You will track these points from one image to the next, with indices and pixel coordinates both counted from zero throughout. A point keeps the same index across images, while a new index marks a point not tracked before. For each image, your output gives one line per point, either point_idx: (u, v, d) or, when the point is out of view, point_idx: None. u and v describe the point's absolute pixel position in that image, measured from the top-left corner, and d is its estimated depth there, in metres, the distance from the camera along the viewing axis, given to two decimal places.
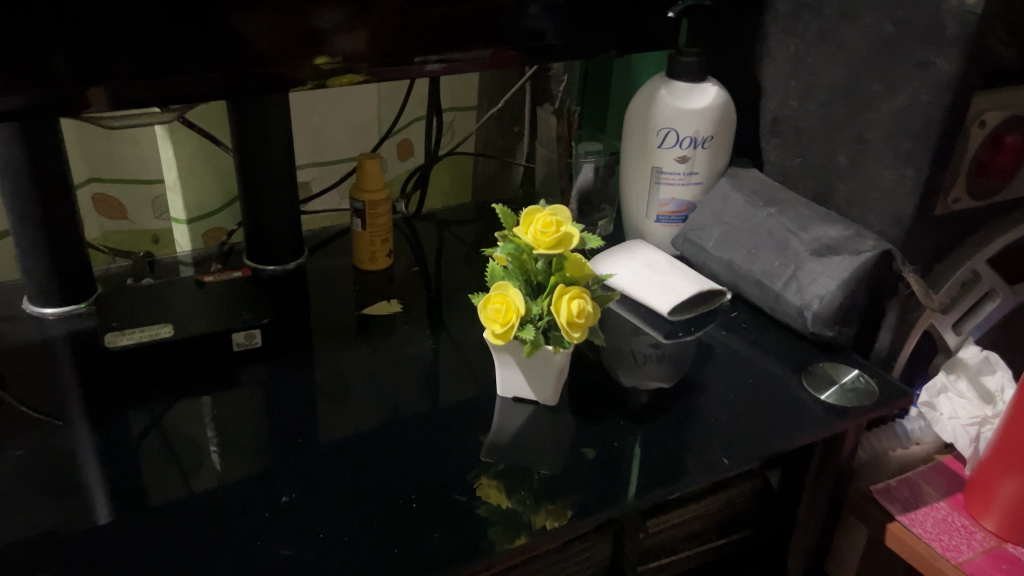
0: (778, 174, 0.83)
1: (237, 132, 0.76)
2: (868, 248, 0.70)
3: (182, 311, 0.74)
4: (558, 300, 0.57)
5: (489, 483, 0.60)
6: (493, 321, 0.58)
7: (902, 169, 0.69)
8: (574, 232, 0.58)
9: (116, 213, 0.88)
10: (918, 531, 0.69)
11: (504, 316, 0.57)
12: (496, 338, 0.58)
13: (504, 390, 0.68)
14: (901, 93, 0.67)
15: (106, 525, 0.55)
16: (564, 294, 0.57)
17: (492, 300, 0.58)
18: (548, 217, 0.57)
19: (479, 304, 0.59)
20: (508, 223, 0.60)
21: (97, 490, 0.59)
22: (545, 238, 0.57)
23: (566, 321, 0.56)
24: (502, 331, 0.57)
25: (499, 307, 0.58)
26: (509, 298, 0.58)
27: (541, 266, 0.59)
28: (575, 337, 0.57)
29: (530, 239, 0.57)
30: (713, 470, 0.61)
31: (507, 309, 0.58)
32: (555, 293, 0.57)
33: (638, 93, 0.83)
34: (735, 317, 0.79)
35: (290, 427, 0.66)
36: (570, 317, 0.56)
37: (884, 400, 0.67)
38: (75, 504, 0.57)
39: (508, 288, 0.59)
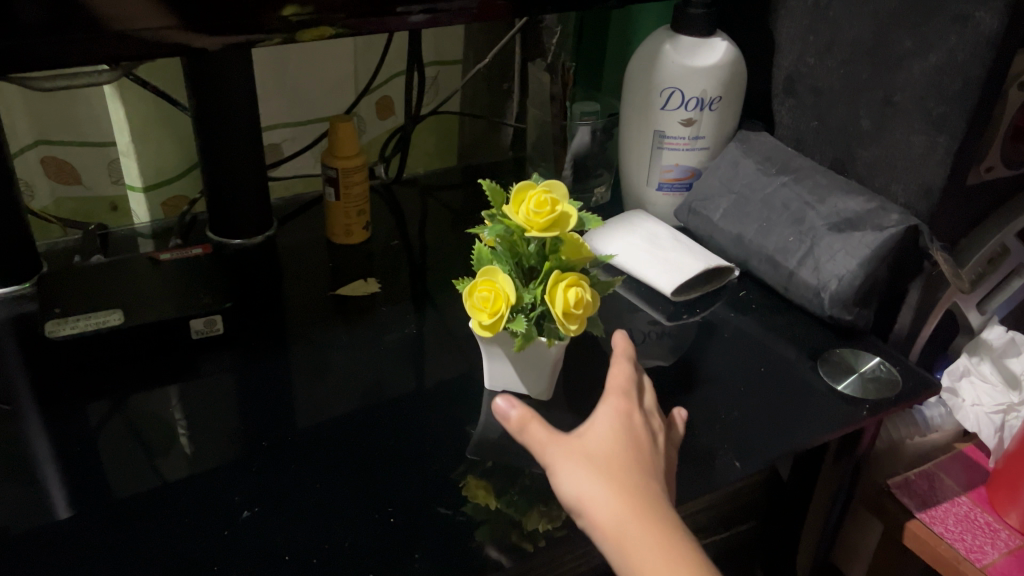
0: (791, 137, 0.76)
1: (196, 92, 0.69)
2: (893, 223, 0.64)
3: (137, 294, 0.68)
4: (553, 288, 0.51)
5: (477, 483, 0.54)
6: (480, 311, 0.52)
7: (933, 135, 0.62)
8: (571, 212, 0.51)
9: (68, 178, 0.80)
10: (938, 530, 0.64)
11: (492, 305, 0.51)
12: (483, 330, 0.52)
13: (491, 382, 0.62)
14: (935, 52, 0.60)
15: (65, 521, 0.50)
16: (559, 281, 0.51)
17: (478, 287, 0.52)
18: (543, 195, 0.50)
19: (464, 291, 0.52)
20: (496, 201, 0.54)
21: (53, 482, 0.53)
22: (538, 219, 0.50)
23: (562, 312, 0.50)
24: (490, 322, 0.51)
25: (486, 295, 0.51)
26: (498, 285, 0.51)
27: (533, 249, 0.52)
28: (572, 330, 0.51)
29: (521, 220, 0.51)
30: (725, 473, 0.55)
31: (495, 298, 0.51)
32: (550, 280, 0.51)
33: (640, 48, 0.75)
34: (743, 297, 0.73)
35: (256, 421, 0.59)
36: (567, 307, 0.50)
37: (908, 392, 0.62)
38: (26, 502, 0.52)
39: (496, 274, 0.52)
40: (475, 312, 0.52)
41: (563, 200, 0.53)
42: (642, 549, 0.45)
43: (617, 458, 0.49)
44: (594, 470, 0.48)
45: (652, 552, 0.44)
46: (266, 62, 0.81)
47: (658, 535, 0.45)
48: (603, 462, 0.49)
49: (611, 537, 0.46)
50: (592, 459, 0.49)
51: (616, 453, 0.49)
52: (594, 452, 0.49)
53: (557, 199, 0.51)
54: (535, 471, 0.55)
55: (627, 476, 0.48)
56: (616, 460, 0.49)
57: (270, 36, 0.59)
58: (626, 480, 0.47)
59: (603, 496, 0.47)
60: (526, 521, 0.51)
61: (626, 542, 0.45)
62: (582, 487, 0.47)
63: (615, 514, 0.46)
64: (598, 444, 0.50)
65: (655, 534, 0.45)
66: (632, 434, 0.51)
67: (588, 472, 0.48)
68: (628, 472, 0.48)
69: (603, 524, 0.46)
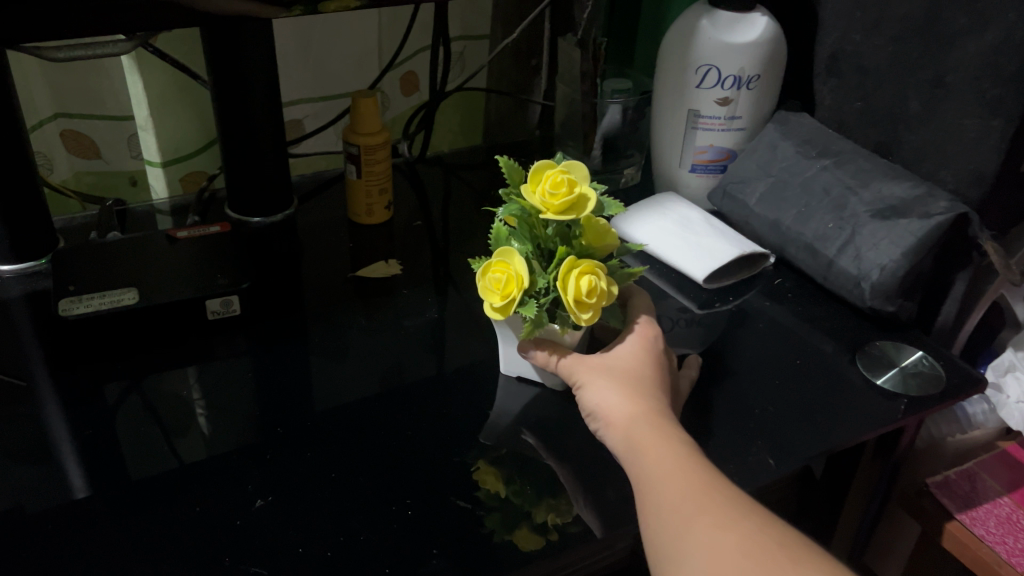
0: (833, 119, 0.73)
1: (217, 65, 0.67)
2: (940, 210, 0.60)
3: (153, 270, 0.65)
4: (565, 275, 0.48)
5: (487, 469, 0.52)
6: (492, 293, 0.49)
7: (988, 118, 0.59)
8: (590, 196, 0.48)
9: (88, 151, 0.78)
10: (979, 532, 0.62)
11: (504, 287, 0.48)
12: (494, 313, 0.49)
13: (507, 369, 0.60)
14: (993, 28, 0.56)
15: (82, 501, 0.49)
16: (573, 268, 0.48)
17: (491, 267, 0.49)
18: (562, 175, 0.48)
19: (477, 270, 0.50)
20: (514, 180, 0.51)
21: (70, 459, 0.52)
22: (555, 201, 0.47)
23: (575, 299, 0.47)
24: (500, 304, 0.48)
25: (498, 276, 0.48)
26: (511, 266, 0.49)
27: (551, 233, 0.50)
28: (584, 319, 0.48)
29: (537, 202, 0.48)
30: (759, 471, 0.53)
31: (508, 280, 0.48)
32: (563, 265, 0.48)
33: (675, 22, 0.72)
34: (779, 285, 0.70)
35: (272, 405, 0.57)
36: (579, 295, 0.47)
37: (953, 389, 0.59)
38: (42, 480, 0.51)
39: (511, 255, 0.49)
40: (486, 294, 0.49)
41: (583, 182, 0.50)
42: (636, 426, 0.48)
43: (632, 368, 0.52)
44: (609, 378, 0.51)
45: (647, 435, 0.47)
46: (287, 34, 0.79)
47: (657, 423, 0.48)
48: (617, 372, 0.52)
49: (616, 428, 0.49)
50: (605, 365, 0.52)
51: (632, 364, 0.52)
52: (610, 363, 0.52)
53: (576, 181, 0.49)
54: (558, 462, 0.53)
55: (639, 383, 0.51)
56: (631, 370, 0.51)
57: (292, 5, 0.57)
58: (636, 385, 0.50)
59: (614, 397, 0.50)
60: (553, 507, 0.50)
61: (629, 429, 0.48)
62: (592, 392, 0.51)
63: (617, 407, 0.49)
64: (614, 356, 0.53)
65: (650, 418, 0.48)
66: (650, 350, 0.53)
67: (604, 381, 0.51)
68: (640, 380, 0.51)
69: (612, 420, 0.49)
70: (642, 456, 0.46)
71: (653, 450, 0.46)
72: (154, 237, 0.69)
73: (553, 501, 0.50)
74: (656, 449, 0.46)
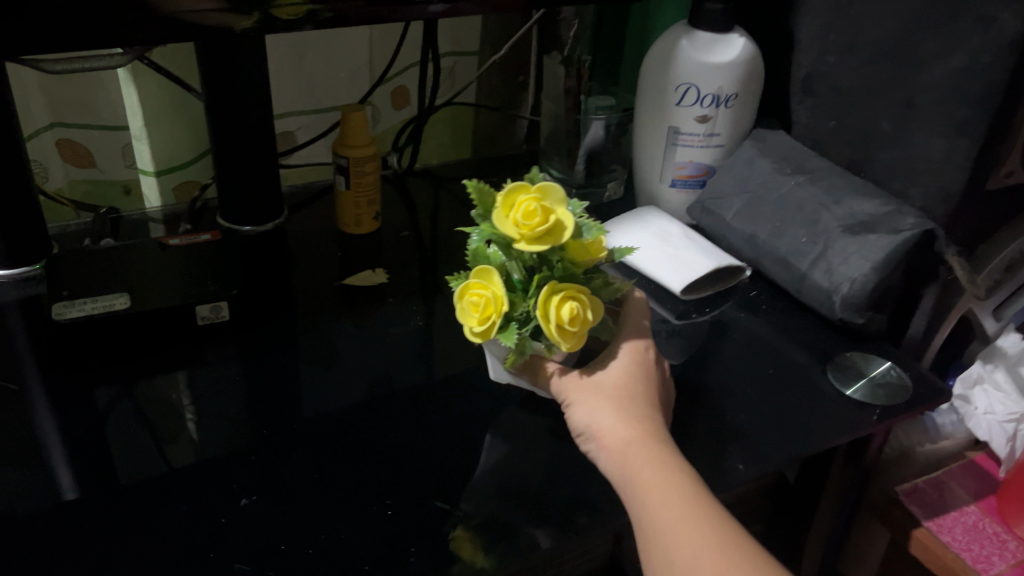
0: (809, 137, 0.75)
1: (211, 78, 0.69)
2: (908, 226, 0.62)
3: (145, 276, 0.67)
4: (546, 303, 0.48)
5: (465, 536, 0.49)
6: (471, 316, 0.49)
7: (954, 139, 0.61)
8: (566, 223, 0.47)
9: (83, 160, 0.80)
10: (946, 539, 0.64)
11: (482, 311, 0.48)
12: (474, 336, 0.49)
13: (498, 375, 0.60)
14: (958, 53, 0.59)
15: (71, 502, 0.51)
16: (553, 295, 0.48)
17: (470, 289, 0.49)
18: (535, 204, 0.46)
19: (455, 293, 0.50)
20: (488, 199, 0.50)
21: (61, 462, 0.54)
22: (528, 231, 0.46)
23: (556, 328, 0.47)
24: (480, 331, 0.48)
25: (476, 300, 0.49)
26: (490, 288, 0.49)
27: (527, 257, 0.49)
28: (567, 347, 0.48)
29: (510, 230, 0.47)
30: (730, 476, 0.54)
31: (486, 303, 0.48)
32: (542, 293, 0.48)
33: (656, 42, 0.74)
34: (754, 297, 0.72)
35: (260, 408, 0.59)
36: (560, 323, 0.47)
37: (919, 398, 0.61)
38: (33, 481, 0.52)
39: (490, 276, 0.49)
40: (465, 317, 0.49)
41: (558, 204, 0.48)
42: (638, 459, 0.47)
43: (626, 388, 0.51)
44: (603, 400, 0.51)
45: (650, 473, 0.46)
46: (281, 48, 0.81)
47: (658, 455, 0.47)
48: (611, 393, 0.51)
49: (613, 455, 0.48)
50: (601, 386, 0.51)
51: (625, 382, 0.52)
52: (604, 381, 0.52)
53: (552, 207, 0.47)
54: (538, 464, 0.55)
55: (635, 407, 0.50)
56: (624, 390, 0.51)
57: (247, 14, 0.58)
58: (633, 409, 0.50)
59: (611, 422, 0.49)
60: (530, 507, 0.52)
61: (628, 460, 0.47)
62: (589, 416, 0.50)
63: (616, 434, 0.49)
64: (608, 373, 0.52)
65: (651, 449, 0.48)
66: (643, 366, 0.53)
67: (599, 404, 0.50)
68: (635, 403, 0.50)
69: (609, 447, 0.49)
70: (646, 496, 0.46)
71: (658, 490, 0.46)
72: (147, 244, 0.71)
73: (530, 502, 0.52)
74: (661, 488, 0.46)
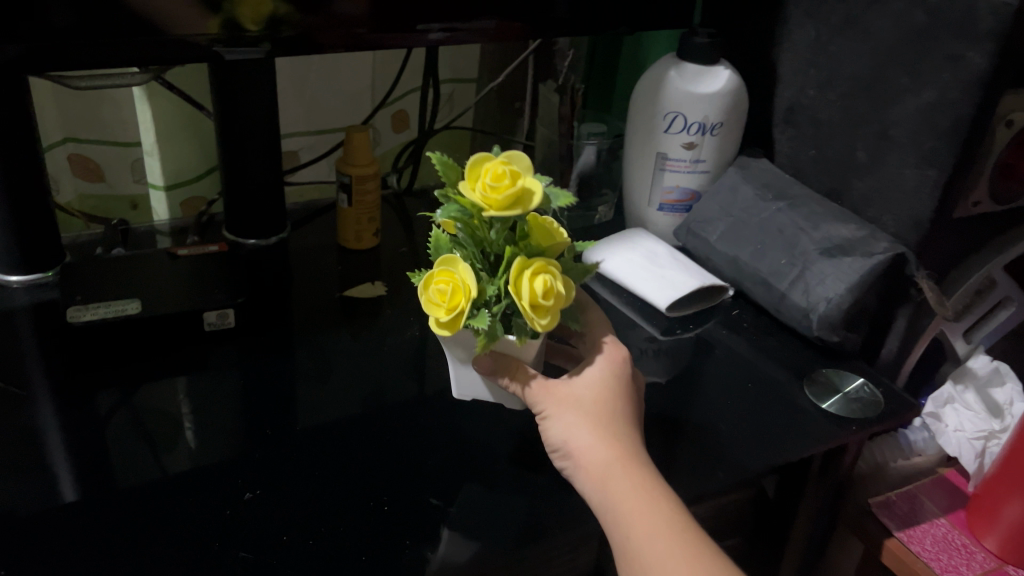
0: (790, 166, 0.79)
1: (222, 98, 0.72)
2: (881, 250, 0.66)
3: (154, 285, 0.70)
4: (519, 278, 0.48)
5: None
6: (438, 306, 0.49)
7: (923, 169, 0.65)
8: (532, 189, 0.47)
9: (93, 174, 0.83)
10: (916, 549, 0.67)
11: (450, 298, 0.48)
12: (443, 327, 0.49)
13: (460, 391, 0.62)
14: (928, 89, 0.63)
15: (73, 503, 0.53)
16: (524, 270, 0.48)
17: (434, 279, 0.49)
18: (502, 170, 0.47)
19: (420, 283, 0.50)
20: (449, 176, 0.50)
21: (64, 465, 0.56)
22: (496, 195, 0.46)
23: (530, 302, 0.48)
24: (448, 318, 0.48)
25: (443, 287, 0.48)
26: (455, 274, 0.49)
27: (495, 234, 0.50)
28: (542, 324, 0.48)
29: (478, 197, 0.47)
30: (709, 482, 0.57)
31: (454, 290, 0.48)
32: (514, 268, 0.48)
33: (647, 72, 0.78)
34: (736, 316, 0.75)
35: (262, 412, 0.62)
36: (534, 298, 0.48)
37: (889, 413, 0.64)
38: (37, 483, 0.54)
39: (456, 262, 0.49)
40: (432, 306, 0.49)
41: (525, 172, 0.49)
42: (619, 483, 0.49)
43: (605, 407, 0.52)
44: (582, 419, 0.51)
45: (633, 502, 0.48)
46: (288, 71, 0.85)
47: (640, 481, 0.49)
48: (590, 411, 0.52)
49: (594, 478, 0.49)
50: (579, 402, 0.52)
51: (604, 400, 0.52)
52: (583, 398, 0.52)
53: (517, 172, 0.48)
54: (526, 468, 0.58)
55: (615, 427, 0.51)
56: (603, 409, 0.52)
57: (224, 31, 0.60)
58: (613, 431, 0.51)
59: (592, 443, 0.50)
60: (518, 510, 0.55)
61: (608, 485, 0.49)
62: (566, 432, 0.51)
63: (595, 453, 0.50)
64: (586, 388, 0.53)
65: (631, 472, 0.49)
66: (621, 383, 0.54)
67: (578, 420, 0.51)
68: (614, 423, 0.51)
69: (590, 470, 0.50)
70: (629, 526, 0.47)
71: (641, 521, 0.47)
72: (154, 255, 0.74)
73: (519, 503, 0.55)
74: (645, 519, 0.47)
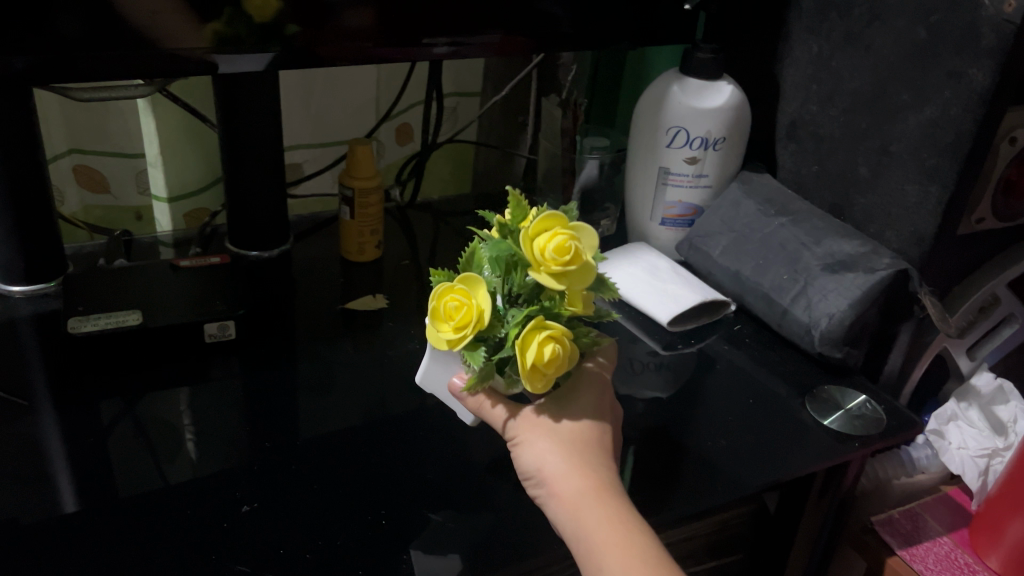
0: (792, 181, 0.79)
1: (226, 110, 0.73)
2: (883, 266, 0.66)
3: (155, 295, 0.70)
4: (531, 336, 0.47)
5: None
6: (445, 321, 0.48)
7: (926, 185, 0.65)
8: (591, 268, 0.47)
9: (97, 185, 0.83)
10: (919, 568, 0.67)
11: (459, 320, 0.48)
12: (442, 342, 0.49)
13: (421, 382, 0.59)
14: (929, 105, 0.63)
15: (71, 515, 0.52)
16: (539, 331, 0.47)
17: (450, 293, 0.48)
18: (574, 244, 0.46)
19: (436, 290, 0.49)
20: (515, 216, 0.50)
21: (63, 476, 0.55)
22: (553, 263, 0.46)
23: (529, 364, 0.47)
24: (451, 337, 0.48)
25: (455, 305, 0.48)
26: (472, 297, 0.48)
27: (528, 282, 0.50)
28: (535, 386, 0.48)
29: (535, 256, 0.46)
30: (711, 497, 0.57)
31: (466, 314, 0.48)
32: (530, 325, 0.47)
33: (649, 87, 0.78)
34: (738, 331, 0.75)
35: (263, 424, 0.62)
36: (536, 362, 0.47)
37: (892, 430, 0.64)
38: (37, 494, 0.54)
39: (477, 287, 0.49)
40: (440, 317, 0.49)
41: (588, 251, 0.48)
42: (592, 512, 0.48)
43: (580, 436, 0.51)
44: (557, 447, 0.51)
45: (605, 532, 0.47)
46: (293, 84, 0.85)
47: (614, 510, 0.48)
48: (565, 439, 0.51)
49: (567, 507, 0.48)
50: (555, 430, 0.52)
51: (580, 430, 0.52)
52: (558, 427, 0.52)
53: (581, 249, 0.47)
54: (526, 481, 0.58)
55: (589, 456, 0.50)
56: (578, 439, 0.51)
57: (228, 44, 0.61)
58: (587, 459, 0.50)
59: (565, 470, 0.49)
60: (516, 524, 0.54)
61: (581, 513, 0.48)
62: (539, 458, 0.51)
63: (568, 481, 0.49)
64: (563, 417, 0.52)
65: (605, 501, 0.48)
66: (598, 414, 0.53)
67: (552, 447, 0.51)
68: (588, 452, 0.51)
69: (562, 497, 0.49)
70: (601, 555, 0.46)
71: (614, 550, 0.46)
72: (158, 265, 0.74)
73: (518, 517, 0.55)
74: (618, 549, 0.46)
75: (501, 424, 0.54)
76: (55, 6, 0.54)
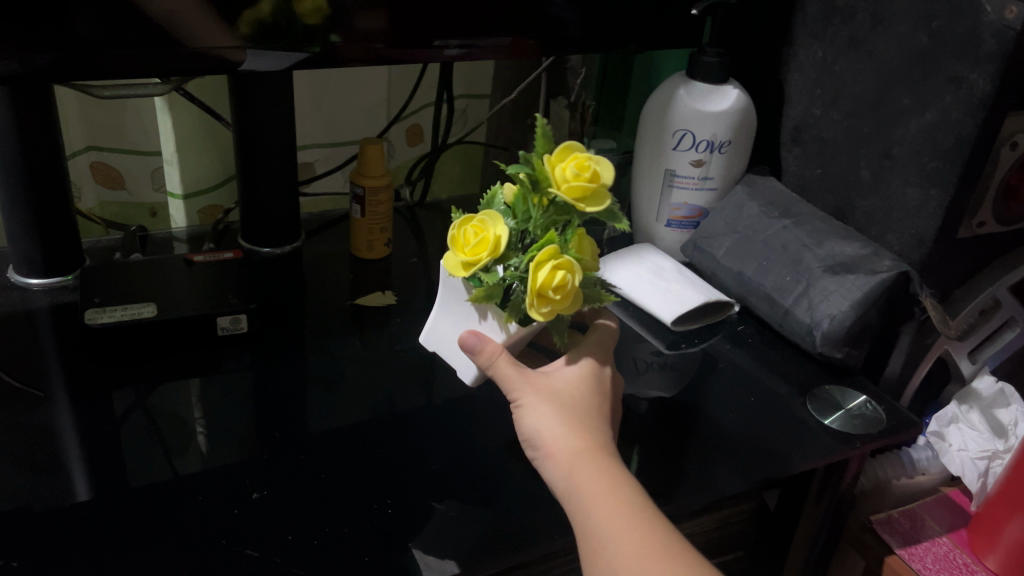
0: (796, 184, 0.80)
1: (240, 109, 0.74)
2: (884, 269, 0.67)
3: (170, 289, 0.71)
4: (542, 261, 0.48)
5: None
6: (464, 247, 0.51)
7: (927, 188, 0.65)
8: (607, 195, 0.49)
9: (113, 182, 0.85)
10: (916, 567, 0.67)
11: (473, 247, 0.50)
12: (459, 267, 0.51)
13: (427, 340, 0.62)
14: (931, 109, 0.64)
15: (84, 503, 0.54)
16: (551, 257, 0.48)
17: (471, 223, 0.51)
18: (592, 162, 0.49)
19: (456, 221, 0.52)
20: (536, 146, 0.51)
21: (80, 464, 0.57)
22: (573, 181, 0.48)
23: (538, 287, 0.48)
24: (467, 260, 0.50)
25: (473, 234, 0.51)
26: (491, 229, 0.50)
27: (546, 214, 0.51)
28: (540, 311, 0.49)
29: (557, 176, 0.49)
30: (711, 490, 0.58)
31: (481, 241, 0.50)
32: (542, 251, 0.48)
33: (657, 90, 0.80)
34: (741, 331, 0.77)
35: (274, 417, 0.63)
36: (545, 285, 0.48)
37: (890, 430, 0.65)
38: (54, 480, 0.55)
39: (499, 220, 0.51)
40: (456, 246, 0.51)
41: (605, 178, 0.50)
42: (586, 470, 0.48)
43: (581, 401, 0.52)
44: (556, 409, 0.51)
45: (598, 486, 0.47)
46: (307, 86, 0.87)
47: (605, 468, 0.48)
48: (565, 404, 0.51)
49: (562, 465, 0.48)
50: (556, 393, 0.52)
51: (581, 395, 0.52)
52: (561, 390, 0.52)
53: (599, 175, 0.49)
54: (528, 474, 0.59)
55: (586, 421, 0.51)
56: (578, 404, 0.51)
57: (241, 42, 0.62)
58: (585, 424, 0.50)
59: (561, 431, 0.50)
60: (518, 515, 0.55)
61: (574, 470, 0.48)
62: (537, 419, 0.51)
63: (562, 439, 0.49)
64: (566, 382, 0.53)
65: (598, 460, 0.48)
66: (598, 383, 0.54)
67: (551, 410, 0.51)
68: (586, 416, 0.51)
69: (556, 459, 0.49)
70: (590, 508, 0.47)
71: (602, 504, 0.47)
72: (171, 260, 0.75)
73: (519, 510, 0.56)
74: (608, 502, 0.47)
75: (507, 380, 0.53)
76: (77, 5, 0.56)
